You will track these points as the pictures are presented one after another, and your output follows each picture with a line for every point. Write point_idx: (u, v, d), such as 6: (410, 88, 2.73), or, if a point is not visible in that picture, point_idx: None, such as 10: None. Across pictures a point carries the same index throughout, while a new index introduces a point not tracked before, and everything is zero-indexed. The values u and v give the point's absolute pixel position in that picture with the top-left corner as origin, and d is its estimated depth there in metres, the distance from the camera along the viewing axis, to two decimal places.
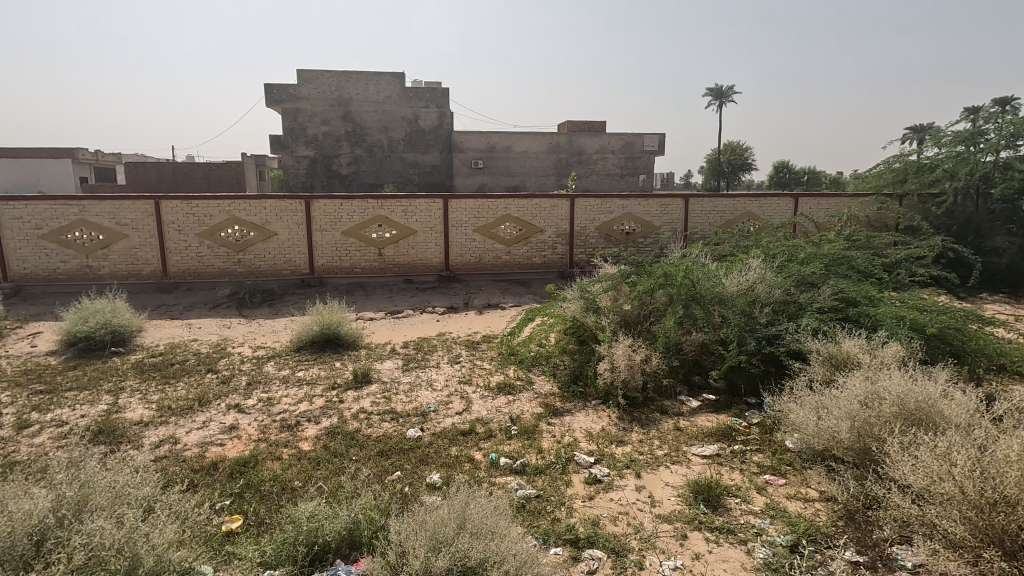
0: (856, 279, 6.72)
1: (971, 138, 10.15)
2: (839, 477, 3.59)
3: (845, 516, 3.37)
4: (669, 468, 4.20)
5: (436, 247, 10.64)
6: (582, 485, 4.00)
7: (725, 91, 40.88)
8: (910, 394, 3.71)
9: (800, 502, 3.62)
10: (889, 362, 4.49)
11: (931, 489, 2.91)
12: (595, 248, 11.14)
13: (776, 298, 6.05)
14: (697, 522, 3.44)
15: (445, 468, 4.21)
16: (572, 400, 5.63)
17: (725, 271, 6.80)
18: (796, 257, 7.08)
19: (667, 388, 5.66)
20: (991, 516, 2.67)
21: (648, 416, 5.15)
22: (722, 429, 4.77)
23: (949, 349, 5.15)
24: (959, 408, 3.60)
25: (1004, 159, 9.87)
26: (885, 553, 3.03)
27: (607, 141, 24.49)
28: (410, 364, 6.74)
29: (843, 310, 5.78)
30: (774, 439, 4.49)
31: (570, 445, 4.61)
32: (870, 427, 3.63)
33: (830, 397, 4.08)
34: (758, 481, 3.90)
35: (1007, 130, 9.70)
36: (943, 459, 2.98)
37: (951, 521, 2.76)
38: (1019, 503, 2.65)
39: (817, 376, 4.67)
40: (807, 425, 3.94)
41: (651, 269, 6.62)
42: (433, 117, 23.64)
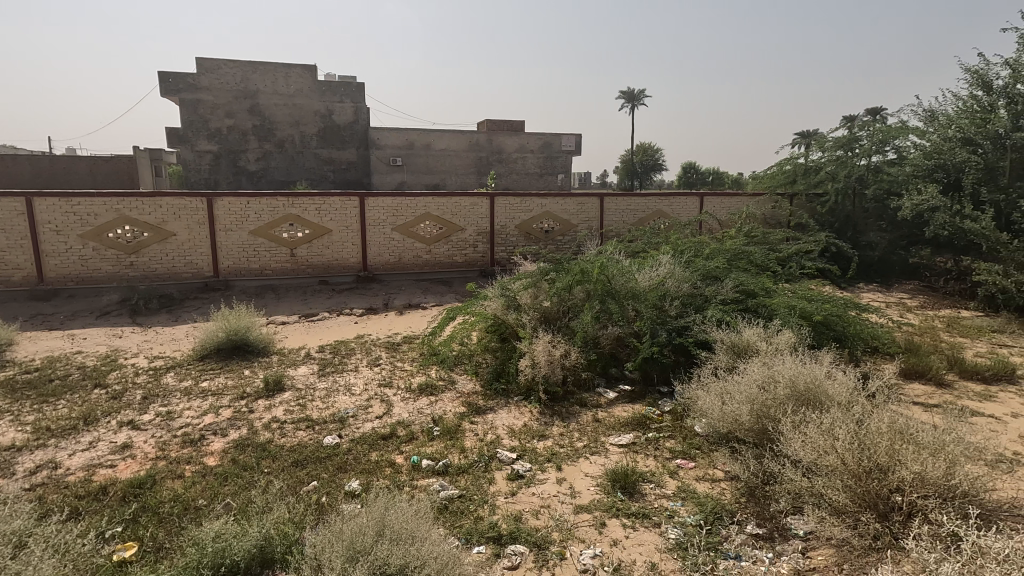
0: (753, 273, 7.23)
1: (848, 144, 11.15)
2: (741, 457, 3.86)
3: (746, 493, 3.62)
4: (589, 459, 4.33)
5: (353, 246, 10.29)
6: (504, 481, 4.03)
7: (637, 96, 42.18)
8: (801, 377, 4.04)
9: (708, 483, 3.84)
10: (783, 348, 4.88)
11: (818, 462, 3.20)
12: (515, 246, 11.25)
13: (684, 292, 6.39)
14: (615, 509, 3.56)
15: (365, 475, 4.08)
16: (495, 398, 5.65)
17: (638, 266, 7.07)
18: (701, 253, 7.52)
19: (586, 381, 5.82)
20: (867, 482, 2.99)
21: (567, 409, 5.29)
22: (637, 418, 4.99)
23: (832, 334, 5.68)
24: (840, 386, 3.99)
25: (875, 164, 10.91)
26: (780, 523, 3.29)
27: (526, 141, 24.88)
28: (326, 369, 6.47)
29: (743, 301, 6.21)
30: (684, 424, 4.75)
31: (492, 442, 4.63)
32: (767, 408, 3.94)
33: (732, 383, 4.38)
34: (671, 466, 4.10)
35: (877, 137, 10.77)
36: (828, 434, 3.29)
37: (835, 489, 3.05)
38: (888, 468, 2.99)
39: (721, 363, 4.99)
40: (713, 410, 4.21)
41: (569, 267, 6.80)
42: (348, 113, 22.92)
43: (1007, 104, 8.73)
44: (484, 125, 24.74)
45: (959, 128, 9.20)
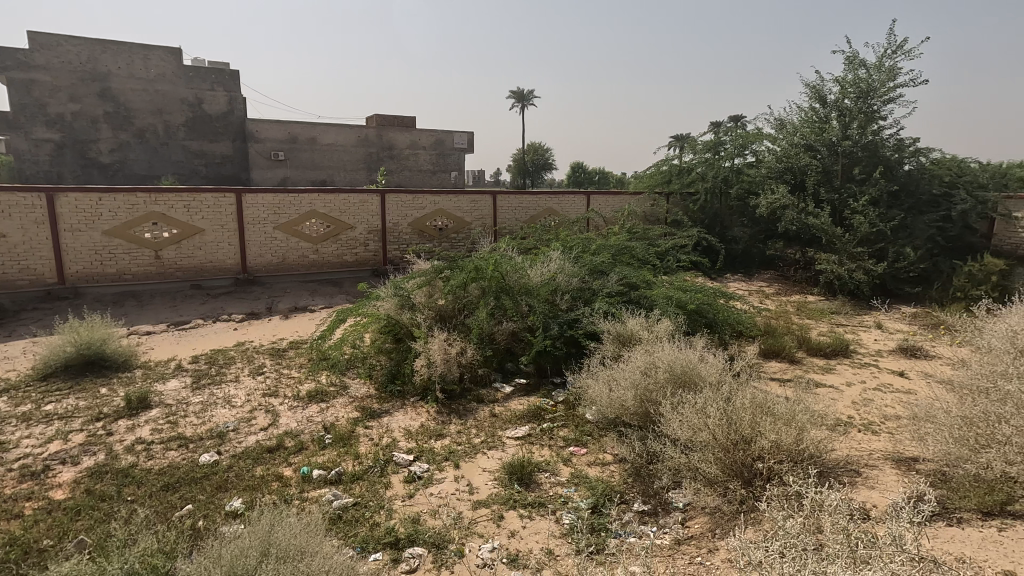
0: (636, 266, 7.72)
1: (714, 148, 12.25)
2: (628, 439, 4.12)
3: (633, 472, 3.85)
4: (486, 454, 4.37)
5: (230, 247, 9.50)
6: (401, 484, 3.94)
7: (524, 95, 42.68)
8: (678, 362, 4.38)
9: (599, 467, 4.04)
10: (662, 335, 5.27)
11: (693, 438, 3.51)
12: (408, 245, 11.04)
13: (573, 286, 6.65)
14: (512, 501, 3.63)
15: (248, 492, 3.79)
16: (390, 400, 5.51)
17: (530, 263, 7.24)
18: (589, 248, 7.88)
19: (482, 377, 5.87)
20: (735, 453, 3.33)
21: (464, 407, 5.30)
22: (532, 410, 5.12)
23: (704, 321, 6.23)
24: (711, 368, 4.39)
25: (737, 165, 12.07)
26: (663, 498, 3.55)
27: (417, 137, 24.50)
28: (201, 381, 5.92)
29: (627, 293, 6.60)
30: (576, 413, 4.95)
31: (388, 446, 4.51)
32: (649, 393, 4.23)
33: (618, 370, 4.64)
34: (564, 454, 4.26)
35: (738, 142, 11.95)
36: (701, 413, 3.61)
37: (709, 462, 3.36)
38: (751, 439, 3.35)
39: (608, 353, 5.27)
40: (602, 397, 4.43)
41: (463, 265, 6.80)
42: (221, 102, 21.13)
43: (839, 116, 10.06)
44: (374, 120, 24.00)
45: (802, 136, 10.48)
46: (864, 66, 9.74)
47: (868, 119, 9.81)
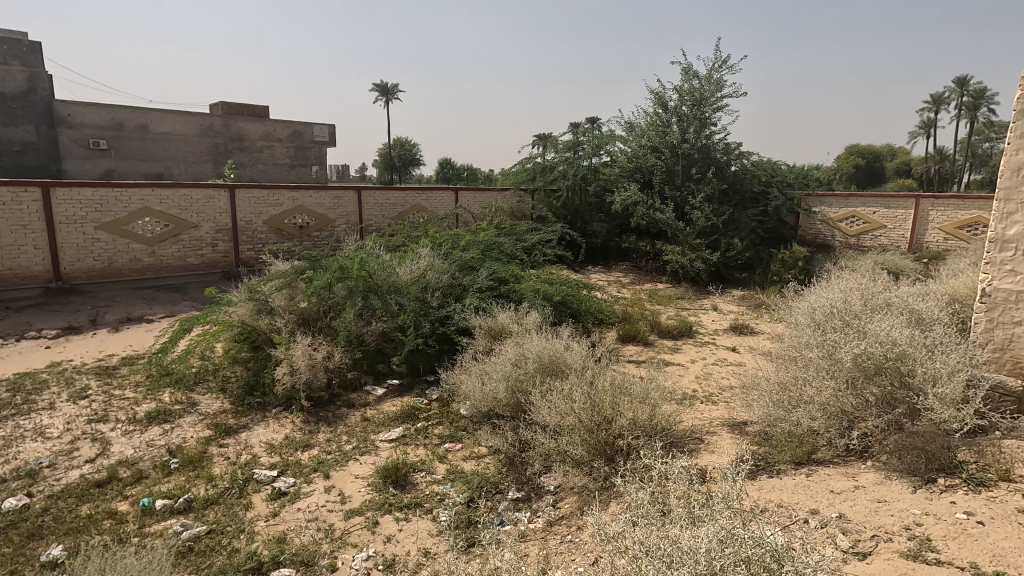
0: (504, 262, 7.91)
1: (573, 147, 12.88)
2: (501, 431, 4.21)
3: (507, 462, 3.94)
4: (358, 460, 4.20)
5: (37, 251, 8.04)
6: (264, 503, 3.64)
7: (388, 89, 41.62)
8: (546, 352, 4.56)
9: (474, 460, 4.08)
10: (531, 327, 5.46)
11: (561, 423, 3.69)
12: (265, 244, 10.20)
13: (444, 282, 6.62)
14: (387, 505, 3.53)
15: (71, 536, 3.25)
16: (248, 414, 5.06)
17: (399, 260, 7.06)
18: (458, 245, 7.90)
19: (352, 381, 5.63)
20: (599, 434, 3.58)
21: (334, 414, 5.04)
22: (406, 410, 5.01)
23: (569, 311, 6.57)
24: (576, 355, 4.63)
25: (594, 164, 12.79)
26: (535, 484, 3.68)
27: (271, 128, 22.73)
28: (2, 412, 4.94)
29: (497, 288, 6.74)
30: (451, 409, 4.95)
31: (248, 463, 4.14)
32: (520, 383, 4.37)
33: (489, 364, 4.71)
34: (440, 451, 4.24)
35: (594, 142, 12.70)
36: (567, 399, 3.81)
37: (575, 444, 3.57)
38: (612, 419, 3.61)
39: (480, 347, 5.33)
40: (475, 392, 4.47)
41: (327, 264, 6.45)
42: (17, 78, 18.18)
43: (678, 122, 11.17)
44: (219, 108, 21.80)
45: (648, 138, 11.43)
46: (696, 77, 10.93)
47: (701, 125, 11.03)
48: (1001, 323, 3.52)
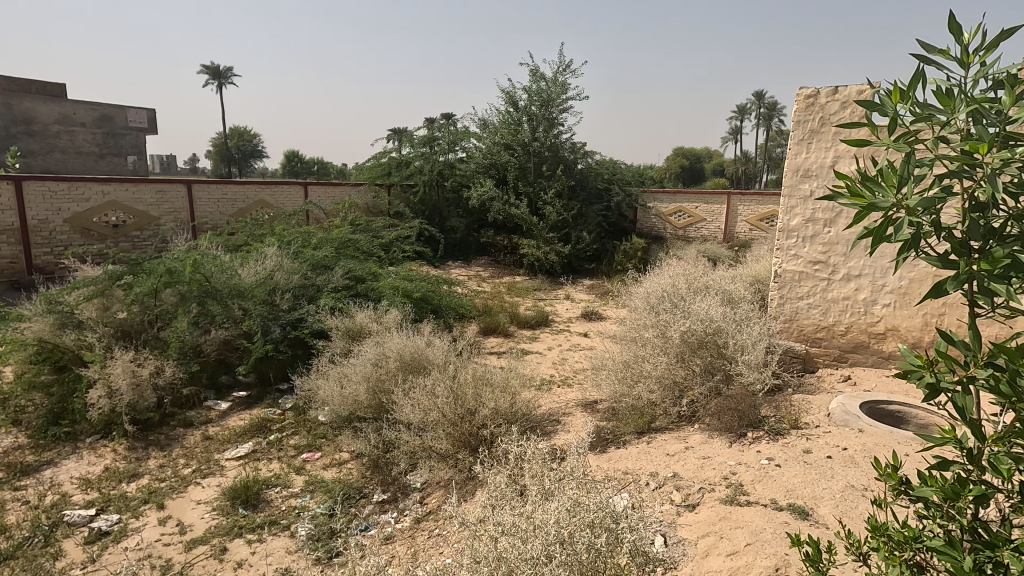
0: (361, 260, 7.62)
1: (429, 142, 12.59)
2: (363, 434, 4.06)
3: (371, 465, 3.82)
4: (200, 484, 3.77)
5: None
6: (80, 548, 3.11)
7: (220, 72, 37.59)
8: (407, 349, 4.48)
9: (335, 467, 3.89)
10: (391, 325, 5.34)
11: (425, 419, 3.69)
12: (67, 246, 8.64)
13: (295, 283, 6.17)
14: (237, 528, 3.23)
15: None
16: (53, 448, 4.27)
17: (241, 260, 6.40)
18: (310, 243, 7.41)
19: (189, 398, 5.03)
20: (463, 426, 3.64)
21: (167, 436, 4.46)
22: (256, 423, 4.60)
23: (431, 307, 6.54)
24: (438, 350, 4.62)
25: (451, 160, 12.64)
26: (402, 483, 3.62)
27: (71, 111, 19.31)
28: None
29: (353, 287, 6.48)
30: (307, 417, 4.65)
31: (55, 505, 3.50)
32: (381, 383, 4.26)
33: (348, 366, 4.51)
34: (296, 463, 3.97)
35: (449, 138, 12.61)
36: (430, 394, 3.80)
37: (439, 439, 3.60)
38: (475, 410, 3.70)
39: (337, 350, 5.08)
40: (333, 397, 4.26)
41: (151, 267, 5.66)
42: None
43: (528, 121, 11.64)
44: None
45: (501, 135, 11.72)
46: (543, 79, 11.48)
47: (550, 124, 11.61)
48: (789, 298, 4.25)
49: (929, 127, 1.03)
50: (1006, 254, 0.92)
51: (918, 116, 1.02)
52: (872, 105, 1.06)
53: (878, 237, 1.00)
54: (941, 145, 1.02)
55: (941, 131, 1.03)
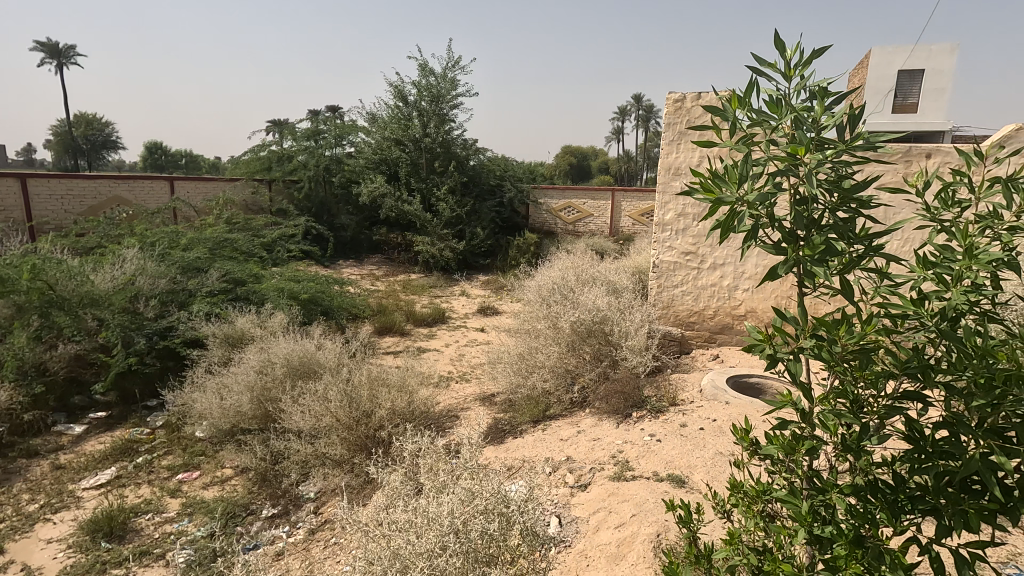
0: (240, 261, 7.08)
1: (313, 135, 11.94)
2: (248, 446, 3.79)
3: (258, 480, 3.58)
4: (50, 521, 3.30)
5: None
6: None
7: (59, 50, 32.82)
8: (295, 353, 4.25)
9: (217, 486, 3.60)
10: (276, 330, 5.03)
11: (317, 425, 3.54)
12: None
13: (162, 288, 5.52)
14: (101, 565, 2.88)
15: None
16: None
17: (93, 265, 5.61)
18: (178, 243, 6.74)
19: (32, 424, 4.37)
20: (358, 429, 3.55)
21: (4, 470, 3.85)
22: (119, 446, 4.11)
23: (320, 309, 6.24)
24: (329, 353, 4.43)
25: (338, 154, 12.08)
26: (294, 494, 3.44)
27: None
28: None
29: (232, 291, 5.99)
30: (182, 434, 4.24)
31: None
32: (268, 391, 4.00)
33: (228, 375, 4.18)
34: (171, 485, 3.61)
35: (335, 131, 12.04)
36: (322, 399, 3.64)
37: (333, 445, 3.49)
38: (371, 412, 3.62)
39: (215, 359, 4.68)
40: (212, 410, 3.92)
41: None
42: None
43: (419, 116, 11.46)
44: None
45: (390, 130, 11.41)
46: (433, 74, 11.36)
47: (440, 120, 11.52)
48: (666, 286, 4.61)
49: (762, 130, 1.18)
50: (822, 241, 1.08)
51: (754, 121, 1.16)
52: (717, 111, 1.19)
53: (726, 228, 1.13)
54: (771, 148, 1.17)
55: (772, 135, 1.18)
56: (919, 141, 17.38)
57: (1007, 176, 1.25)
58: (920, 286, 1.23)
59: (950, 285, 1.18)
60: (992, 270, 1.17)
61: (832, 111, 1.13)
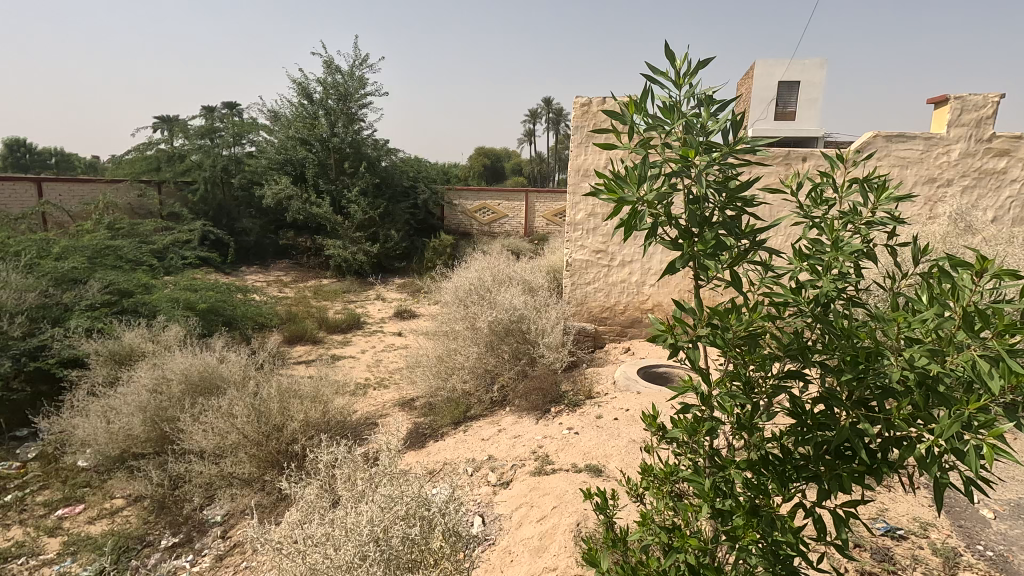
0: (126, 270, 6.43)
1: (208, 134, 11.10)
2: (142, 473, 3.46)
3: (155, 508, 3.27)
4: None
5: None
6: None
7: None
8: (194, 368, 3.94)
9: (106, 519, 3.24)
10: (171, 344, 4.63)
11: (222, 444, 3.30)
12: None
13: (30, 303, 4.89)
14: None
15: None
16: None
17: None
18: (49, 253, 6.01)
19: None
20: (268, 444, 3.37)
21: None
22: None
23: (222, 319, 5.81)
24: (233, 366, 4.14)
25: (236, 154, 11.32)
26: (197, 520, 3.19)
27: None
28: None
29: (117, 303, 5.44)
30: (60, 465, 3.79)
31: None
32: (163, 411, 3.68)
33: (114, 396, 3.78)
34: (49, 523, 3.21)
35: (233, 129, 11.27)
36: (226, 416, 3.40)
37: (241, 463, 3.27)
38: (282, 426, 3.44)
39: (98, 379, 4.22)
40: (97, 435, 3.53)
41: None
42: None
43: (325, 115, 11.00)
44: None
45: (295, 129, 10.85)
46: (339, 72, 10.97)
47: (349, 119, 11.15)
48: (579, 284, 4.77)
49: (656, 134, 1.25)
50: (713, 237, 1.18)
51: (649, 126, 1.24)
52: (615, 115, 1.25)
53: (627, 227, 1.20)
54: (666, 150, 1.25)
55: (667, 139, 1.26)
56: (797, 145, 19.18)
57: (863, 177, 1.42)
58: (796, 276, 1.36)
59: (821, 275, 1.33)
60: (853, 260, 1.32)
61: (718, 117, 1.23)
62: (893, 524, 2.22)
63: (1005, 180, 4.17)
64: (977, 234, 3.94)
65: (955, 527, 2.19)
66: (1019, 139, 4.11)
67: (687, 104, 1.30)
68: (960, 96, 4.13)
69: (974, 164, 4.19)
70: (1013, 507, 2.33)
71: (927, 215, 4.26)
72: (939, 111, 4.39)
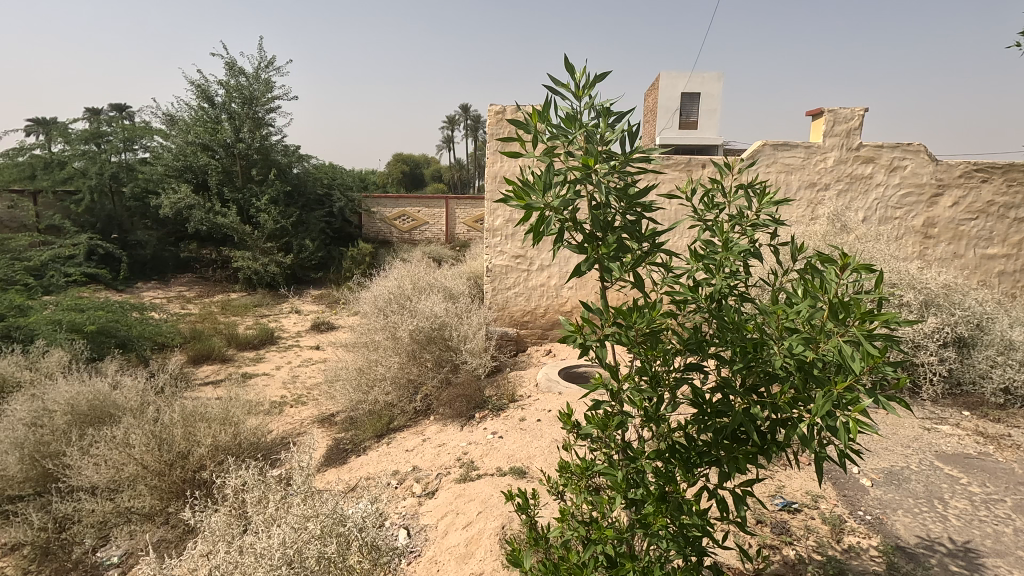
0: None
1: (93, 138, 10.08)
2: (18, 517, 3.06)
3: (37, 555, 2.90)
4: None
5: None
6: None
7: None
8: (81, 398, 3.57)
9: None
10: (53, 370, 4.17)
11: (116, 478, 3.02)
12: None
13: None
14: None
15: None
16: None
17: None
18: None
19: None
20: (170, 474, 3.12)
21: None
22: None
23: (115, 341, 5.27)
24: (129, 392, 3.78)
25: (127, 161, 10.38)
26: (88, 563, 2.86)
27: None
28: None
29: None
30: None
31: None
32: (44, 447, 3.30)
33: None
34: None
35: (122, 133, 10.30)
36: (121, 446, 3.12)
37: (139, 496, 2.99)
38: (187, 452, 3.20)
39: None
40: None
41: None
42: None
43: (229, 119, 10.39)
44: None
45: (195, 134, 10.15)
46: (243, 74, 10.42)
47: (256, 124, 10.59)
48: (500, 289, 4.83)
49: (560, 143, 1.30)
50: (615, 240, 1.25)
51: (553, 135, 1.29)
52: (520, 124, 1.28)
53: (537, 232, 1.24)
54: (569, 158, 1.30)
55: (569, 148, 1.31)
56: (701, 154, 20.43)
57: (747, 183, 1.55)
58: (693, 275, 1.46)
59: (714, 273, 1.44)
60: (741, 259, 1.43)
61: (615, 128, 1.30)
62: (789, 498, 2.43)
63: (871, 184, 4.69)
64: (850, 233, 4.41)
65: (840, 496, 2.43)
66: (881, 148, 4.65)
67: (588, 115, 1.36)
68: (832, 109, 4.62)
69: (846, 170, 4.68)
70: (885, 474, 2.63)
71: (809, 216, 4.71)
72: (816, 122, 4.88)
